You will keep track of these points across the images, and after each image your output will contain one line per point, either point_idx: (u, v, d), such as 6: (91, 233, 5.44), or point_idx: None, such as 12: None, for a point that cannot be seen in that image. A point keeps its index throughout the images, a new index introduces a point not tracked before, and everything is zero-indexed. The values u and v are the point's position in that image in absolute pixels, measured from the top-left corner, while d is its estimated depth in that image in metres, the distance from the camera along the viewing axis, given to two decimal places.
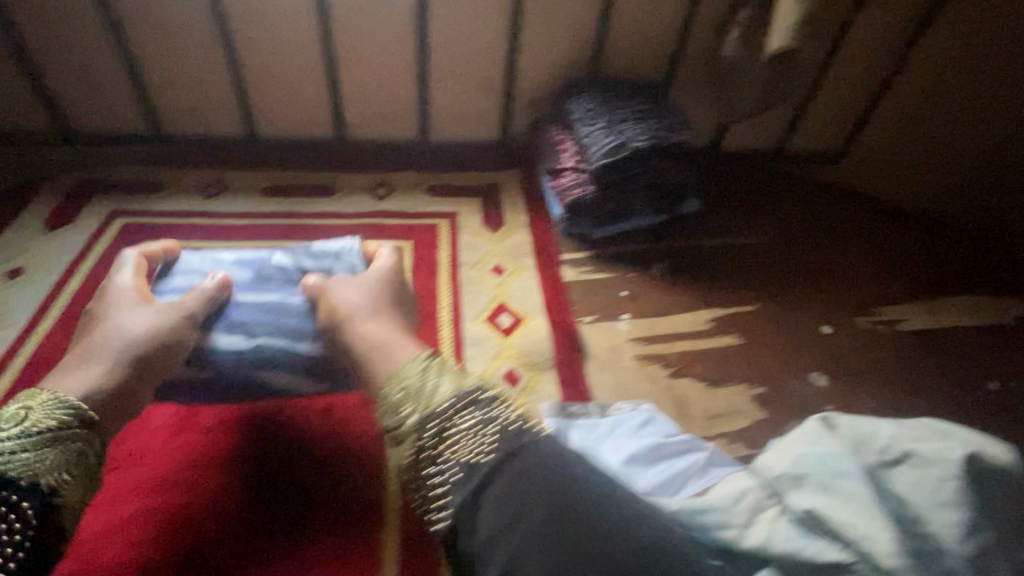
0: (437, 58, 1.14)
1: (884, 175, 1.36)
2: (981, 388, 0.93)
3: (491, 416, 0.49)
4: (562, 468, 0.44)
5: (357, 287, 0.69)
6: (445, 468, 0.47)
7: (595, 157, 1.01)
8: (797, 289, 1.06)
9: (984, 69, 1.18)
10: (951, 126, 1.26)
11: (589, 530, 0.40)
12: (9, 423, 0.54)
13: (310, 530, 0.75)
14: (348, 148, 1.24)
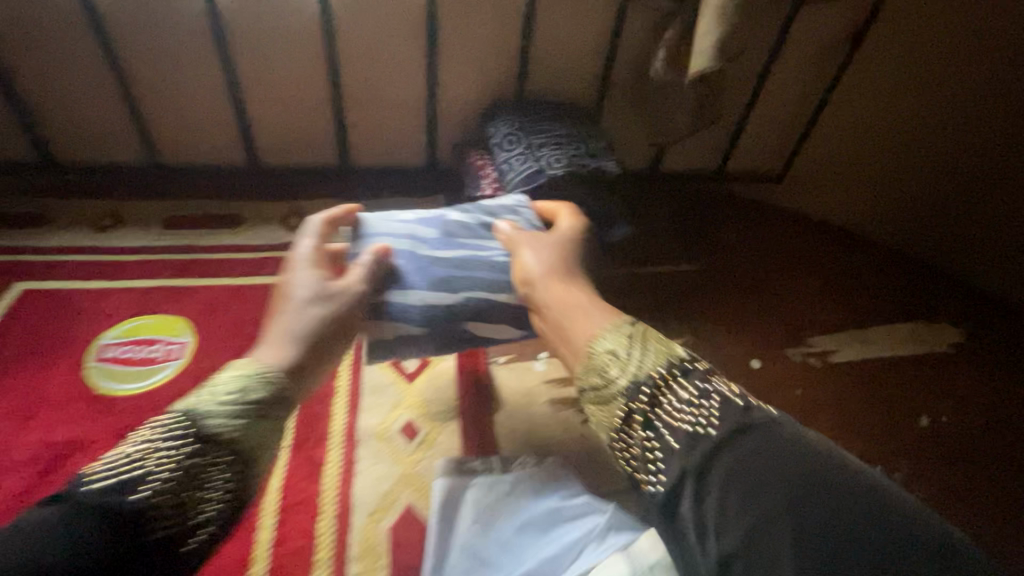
0: (349, 81, 1.08)
1: (825, 193, 1.33)
2: (912, 426, 0.88)
3: (713, 390, 0.51)
4: (795, 446, 0.47)
5: (553, 245, 0.73)
6: (664, 432, 0.51)
7: (512, 186, 0.94)
8: (728, 319, 1.01)
9: (919, 89, 1.16)
10: (888, 145, 1.24)
11: (835, 499, 0.43)
12: (225, 389, 0.51)
13: None
14: (262, 175, 1.17)
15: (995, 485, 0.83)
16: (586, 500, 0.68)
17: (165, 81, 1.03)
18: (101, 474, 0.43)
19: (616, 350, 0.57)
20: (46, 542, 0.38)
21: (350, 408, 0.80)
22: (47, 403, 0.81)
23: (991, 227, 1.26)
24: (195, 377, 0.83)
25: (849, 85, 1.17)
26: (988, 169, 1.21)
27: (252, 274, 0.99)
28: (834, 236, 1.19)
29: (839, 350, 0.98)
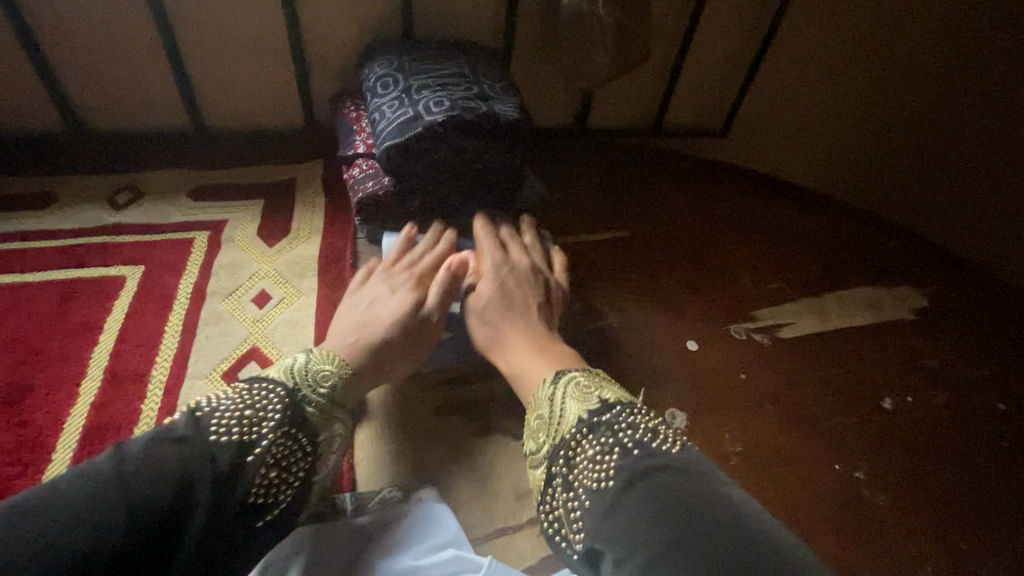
0: (180, 19, 0.84)
1: (770, 151, 1.19)
2: (874, 410, 0.74)
3: (615, 443, 0.50)
4: (696, 479, 0.46)
5: (494, 282, 0.68)
6: (580, 494, 0.50)
7: (382, 137, 0.74)
8: (663, 294, 0.84)
9: (865, 30, 1.03)
10: (835, 96, 1.11)
11: (728, 531, 0.41)
12: (316, 387, 0.56)
13: None
14: (90, 144, 0.94)
15: (971, 475, 0.70)
16: (452, 555, 0.53)
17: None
18: (228, 423, 0.47)
19: (544, 412, 0.57)
20: (183, 472, 0.42)
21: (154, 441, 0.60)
22: None
23: (958, 196, 1.19)
24: None
25: (811, 17, 1.00)
26: (962, 131, 1.13)
27: (54, 266, 0.76)
28: (786, 190, 1.04)
29: (797, 325, 0.82)
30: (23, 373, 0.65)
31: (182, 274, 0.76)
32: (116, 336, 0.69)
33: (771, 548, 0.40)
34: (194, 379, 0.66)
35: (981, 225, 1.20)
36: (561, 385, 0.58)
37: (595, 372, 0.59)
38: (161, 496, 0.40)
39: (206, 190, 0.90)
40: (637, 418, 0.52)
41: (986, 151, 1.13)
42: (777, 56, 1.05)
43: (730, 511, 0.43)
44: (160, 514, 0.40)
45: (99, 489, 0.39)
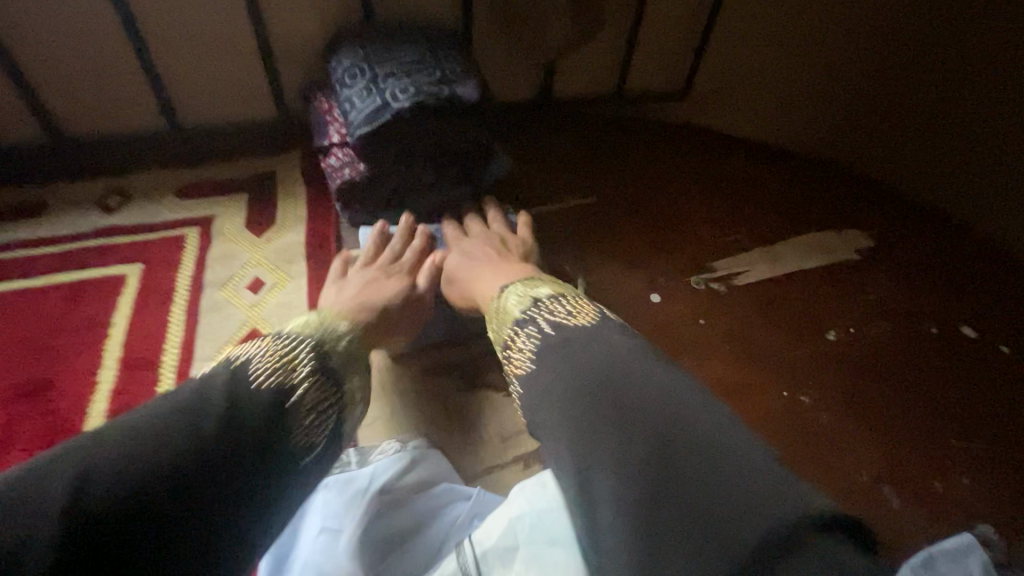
0: (149, 25, 0.87)
1: (732, 112, 1.19)
2: (818, 341, 0.81)
3: (541, 331, 0.55)
4: (603, 347, 0.51)
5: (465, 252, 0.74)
6: (517, 382, 0.55)
7: (353, 127, 0.79)
8: (627, 253, 0.91)
9: None
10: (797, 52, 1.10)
11: (619, 381, 0.47)
12: (334, 340, 0.59)
13: None
14: (73, 151, 0.97)
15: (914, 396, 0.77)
16: (445, 487, 0.60)
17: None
18: (263, 368, 0.50)
19: (493, 324, 0.62)
20: (230, 406, 0.45)
21: None
22: None
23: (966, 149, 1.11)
24: None
25: None
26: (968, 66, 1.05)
27: (58, 271, 0.80)
28: (740, 149, 1.10)
29: (750, 273, 0.90)
30: (44, 370, 0.70)
31: (179, 268, 0.82)
32: (126, 329, 0.74)
33: (659, 392, 0.45)
34: (203, 363, 0.72)
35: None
36: (507, 294, 0.63)
37: (531, 278, 0.65)
38: (215, 430, 0.43)
39: (191, 188, 0.94)
40: (556, 306, 0.57)
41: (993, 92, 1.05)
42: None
43: (630, 364, 0.48)
44: (211, 446, 0.42)
45: (156, 429, 0.42)
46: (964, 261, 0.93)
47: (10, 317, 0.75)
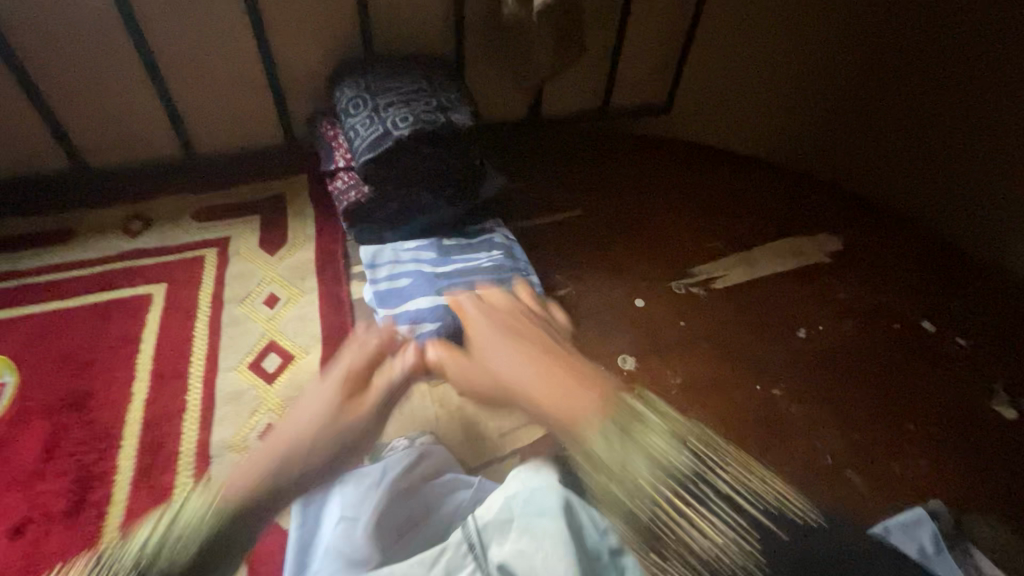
0: (169, 62, 0.95)
1: (715, 121, 1.26)
2: (790, 339, 0.88)
3: (726, 529, 0.52)
4: (779, 527, 0.52)
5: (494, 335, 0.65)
6: None
7: (358, 153, 0.86)
8: (614, 262, 0.98)
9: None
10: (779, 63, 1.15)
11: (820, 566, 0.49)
12: (168, 540, 0.49)
13: (56, 514, 0.64)
14: (95, 179, 1.04)
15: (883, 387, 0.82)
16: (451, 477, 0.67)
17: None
18: None
19: (614, 475, 0.53)
20: None
21: (200, 425, 0.72)
22: None
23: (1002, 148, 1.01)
24: (18, 417, 0.72)
25: None
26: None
27: (89, 292, 0.87)
28: (718, 162, 1.17)
29: (729, 277, 0.97)
30: (81, 382, 0.76)
31: (201, 286, 0.89)
32: (155, 343, 0.81)
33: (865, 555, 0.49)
34: (226, 372, 0.78)
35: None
36: (619, 434, 0.54)
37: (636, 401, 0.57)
38: None
39: (208, 212, 1.01)
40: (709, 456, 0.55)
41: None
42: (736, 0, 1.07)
43: (834, 541, 0.51)
44: None
45: None
46: (927, 259, 1.01)
47: (46, 336, 0.81)
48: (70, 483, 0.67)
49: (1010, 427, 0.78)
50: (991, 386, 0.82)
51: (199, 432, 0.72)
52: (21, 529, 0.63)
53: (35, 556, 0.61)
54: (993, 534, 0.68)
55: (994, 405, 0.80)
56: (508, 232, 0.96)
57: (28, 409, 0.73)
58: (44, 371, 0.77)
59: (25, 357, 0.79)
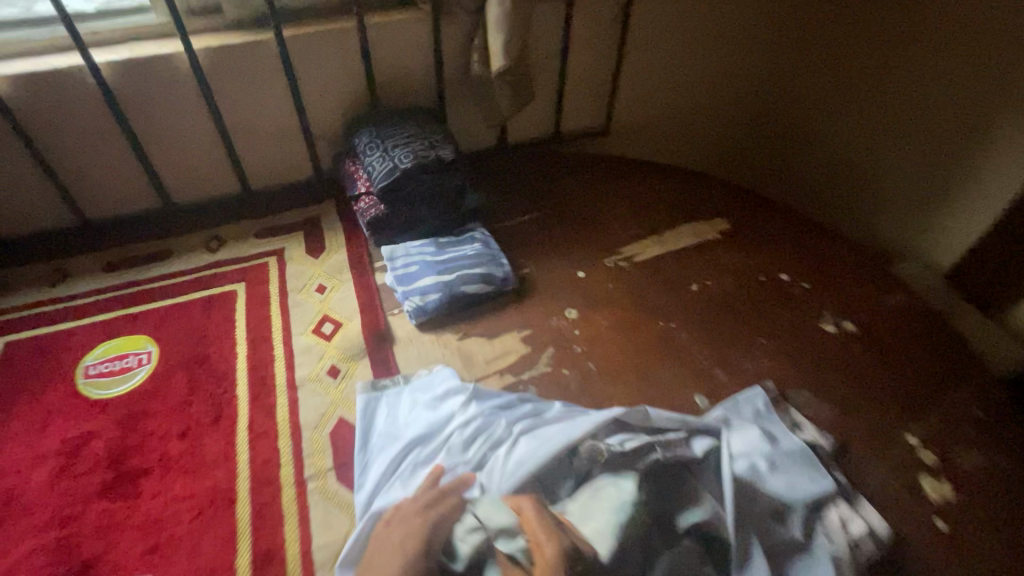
0: (234, 124, 1.32)
1: (655, 143, 1.77)
2: (687, 290, 1.25)
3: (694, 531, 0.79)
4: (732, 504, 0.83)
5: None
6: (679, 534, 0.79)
7: (377, 181, 1.24)
8: (564, 246, 1.35)
9: (693, 70, 1.62)
10: (690, 108, 1.71)
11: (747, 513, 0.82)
12: None
13: (207, 423, 0.99)
14: (177, 213, 1.39)
15: (752, 315, 1.20)
16: (458, 384, 1.00)
17: (72, 144, 1.22)
18: None
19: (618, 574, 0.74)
20: None
21: (287, 367, 1.08)
22: (72, 369, 1.07)
23: (847, 162, 1.61)
24: (164, 372, 1.07)
25: (645, 41, 1.51)
26: (862, 98, 1.53)
27: (194, 291, 1.23)
28: (641, 168, 1.56)
29: (644, 253, 1.34)
30: (202, 346, 1.12)
31: (270, 282, 1.25)
32: (247, 321, 1.17)
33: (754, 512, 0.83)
34: (298, 335, 1.14)
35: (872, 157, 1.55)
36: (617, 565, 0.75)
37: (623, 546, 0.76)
38: None
39: (265, 231, 1.38)
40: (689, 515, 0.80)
41: (903, 112, 1.44)
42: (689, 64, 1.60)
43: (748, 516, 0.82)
44: None
45: None
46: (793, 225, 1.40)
47: (172, 321, 1.17)
48: (211, 405, 1.01)
49: (829, 335, 1.16)
50: (820, 312, 1.20)
51: (287, 371, 1.08)
52: (186, 432, 0.97)
53: (199, 446, 0.95)
54: (802, 396, 1.04)
55: (820, 324, 1.18)
56: (485, 230, 1.33)
57: (170, 367, 1.08)
58: (176, 343, 1.12)
59: (161, 336, 1.14)
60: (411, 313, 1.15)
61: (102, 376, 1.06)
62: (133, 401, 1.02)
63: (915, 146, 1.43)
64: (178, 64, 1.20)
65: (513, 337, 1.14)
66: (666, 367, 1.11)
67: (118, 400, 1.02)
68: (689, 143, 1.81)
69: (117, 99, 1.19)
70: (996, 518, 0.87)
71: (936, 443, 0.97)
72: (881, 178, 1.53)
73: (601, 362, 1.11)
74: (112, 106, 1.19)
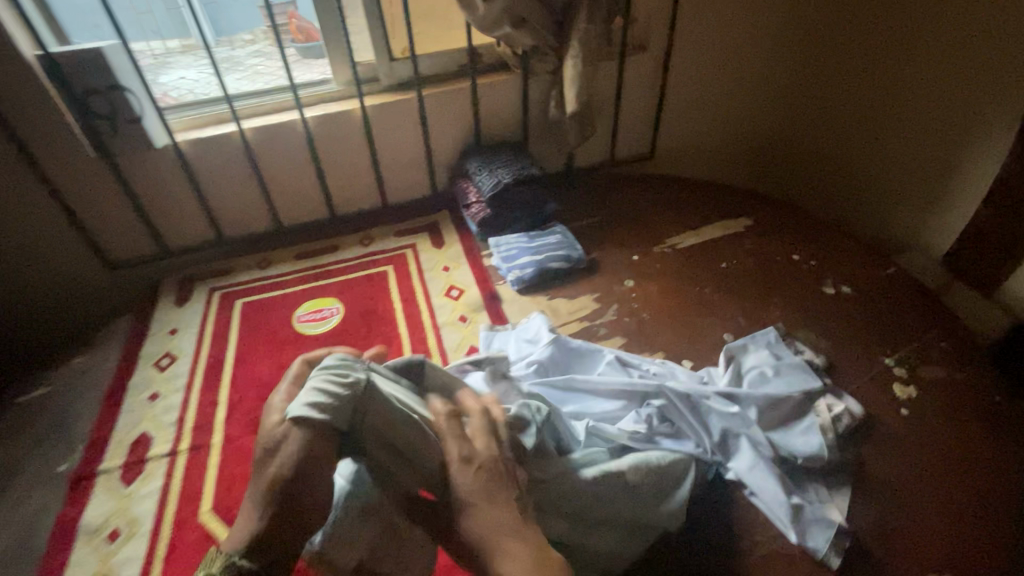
0: (384, 156, 1.86)
1: (688, 165, 2.23)
2: (718, 267, 1.66)
3: (639, 467, 1.00)
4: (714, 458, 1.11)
5: (488, 512, 0.84)
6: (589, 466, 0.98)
7: (486, 192, 1.73)
8: (622, 238, 1.79)
9: (716, 102, 2.08)
10: (716, 133, 2.16)
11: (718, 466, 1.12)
12: None
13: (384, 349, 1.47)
14: (340, 220, 1.94)
15: (770, 282, 1.59)
16: (546, 331, 1.39)
17: (282, 171, 1.77)
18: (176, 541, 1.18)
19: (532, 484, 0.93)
20: None
21: (431, 316, 1.56)
22: (290, 318, 1.59)
23: (858, 157, 1.95)
24: (351, 320, 1.57)
25: (679, 84, 1.99)
26: (863, 104, 1.88)
27: (361, 270, 1.75)
28: (682, 181, 2.00)
29: (683, 242, 1.75)
30: (372, 304, 1.62)
31: (411, 264, 1.75)
32: (399, 289, 1.66)
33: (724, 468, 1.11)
34: (435, 297, 1.62)
35: (863, 166, 1.94)
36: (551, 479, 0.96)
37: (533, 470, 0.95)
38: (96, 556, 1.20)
39: (401, 231, 1.89)
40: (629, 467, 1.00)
41: (896, 112, 1.78)
42: (717, 88, 2.04)
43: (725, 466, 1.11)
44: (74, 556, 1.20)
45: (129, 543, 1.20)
46: (801, 218, 1.80)
47: (349, 289, 1.68)
48: (385, 339, 1.50)
49: (830, 295, 1.53)
50: (822, 281, 1.57)
51: (431, 320, 1.56)
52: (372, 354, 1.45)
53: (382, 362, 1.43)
54: (803, 335, 1.42)
55: (823, 288, 1.55)
56: (563, 226, 1.78)
57: (353, 319, 1.57)
58: (355, 303, 1.63)
59: (343, 299, 1.64)
60: (514, 281, 1.61)
61: (311, 323, 1.57)
62: (335, 338, 1.52)
63: (899, 155, 1.81)
64: (354, 115, 1.75)
65: (587, 298, 1.58)
66: (701, 317, 1.51)
67: (324, 337, 1.52)
68: (717, 162, 2.26)
69: (315, 140, 1.75)
70: (951, 411, 1.23)
71: (907, 366, 1.33)
72: (887, 167, 1.86)
73: (653, 313, 1.53)
74: (310, 144, 1.75)
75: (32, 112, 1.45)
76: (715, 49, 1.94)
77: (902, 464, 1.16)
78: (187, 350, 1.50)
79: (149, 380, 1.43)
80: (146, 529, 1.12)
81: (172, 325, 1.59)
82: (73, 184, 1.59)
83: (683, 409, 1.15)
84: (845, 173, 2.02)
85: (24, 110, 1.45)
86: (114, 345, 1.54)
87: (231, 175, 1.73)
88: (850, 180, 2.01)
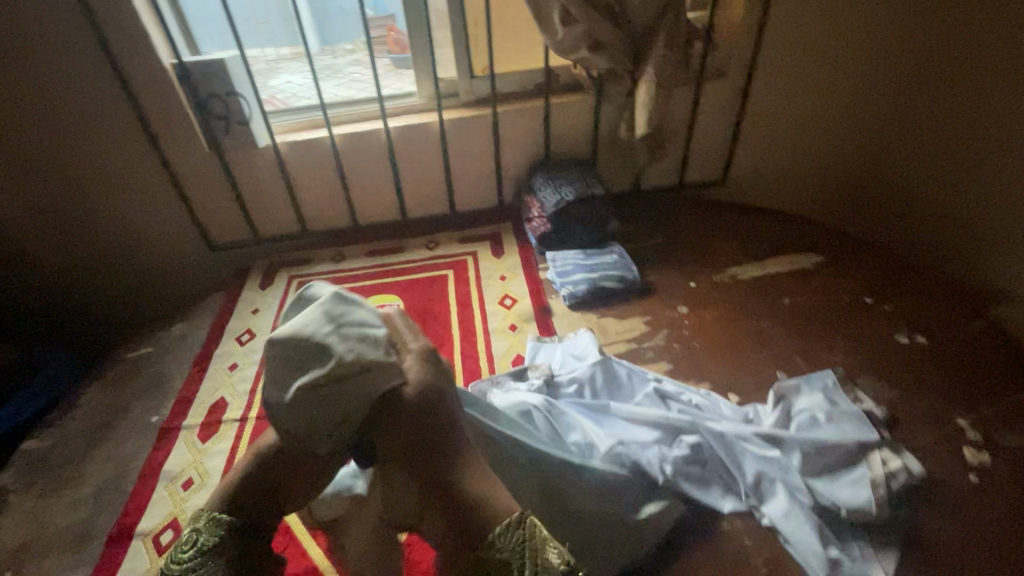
0: (456, 166, 1.97)
1: (760, 195, 2.16)
2: (780, 302, 1.60)
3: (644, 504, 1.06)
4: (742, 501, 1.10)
5: None
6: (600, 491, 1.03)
7: (548, 207, 1.79)
8: (681, 263, 1.77)
9: (798, 135, 2.01)
10: (795, 166, 2.09)
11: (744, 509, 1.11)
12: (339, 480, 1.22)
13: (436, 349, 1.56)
14: (411, 223, 2.07)
15: (834, 323, 1.51)
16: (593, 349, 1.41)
17: (364, 174, 1.93)
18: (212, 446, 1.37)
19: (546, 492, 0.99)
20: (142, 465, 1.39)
21: (482, 321, 1.63)
22: None
23: (969, 189, 1.76)
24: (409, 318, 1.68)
25: (758, 114, 1.94)
26: (976, 135, 1.72)
27: (425, 272, 1.86)
28: (752, 211, 1.94)
29: (745, 273, 1.71)
30: (430, 304, 1.72)
31: (470, 270, 1.84)
32: (456, 293, 1.75)
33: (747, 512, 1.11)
34: (489, 304, 1.69)
35: (958, 215, 1.81)
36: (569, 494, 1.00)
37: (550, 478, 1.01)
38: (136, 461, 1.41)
39: (465, 238, 1.98)
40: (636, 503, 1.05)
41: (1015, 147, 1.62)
42: (806, 110, 1.95)
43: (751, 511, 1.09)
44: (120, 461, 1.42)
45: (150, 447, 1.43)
46: (878, 261, 1.69)
47: (411, 288, 1.79)
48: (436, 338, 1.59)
49: (902, 345, 1.43)
50: (895, 327, 1.48)
51: (482, 324, 1.63)
52: None
53: None
54: (866, 383, 1.34)
55: (894, 335, 1.45)
56: (621, 247, 1.80)
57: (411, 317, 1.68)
58: (414, 302, 1.73)
59: (405, 297, 1.76)
60: (567, 296, 1.63)
61: None
62: None
63: (1000, 209, 1.68)
64: (432, 127, 1.87)
65: (637, 320, 1.58)
66: (754, 351, 1.47)
67: None
68: (793, 195, 2.17)
69: (395, 147, 1.88)
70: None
71: (984, 430, 1.22)
72: (992, 214, 1.71)
73: (704, 342, 1.51)
74: (391, 152, 1.88)
75: (163, 111, 1.69)
76: (801, 80, 1.88)
77: (965, 535, 1.06)
78: (264, 328, 1.67)
79: (231, 351, 1.60)
80: (213, 481, 1.26)
81: (256, 305, 1.76)
82: (190, 175, 1.82)
83: (717, 448, 1.13)
84: (936, 220, 1.90)
85: (160, 111, 1.69)
86: (206, 318, 1.74)
87: (319, 175, 1.90)
88: (942, 227, 1.88)
